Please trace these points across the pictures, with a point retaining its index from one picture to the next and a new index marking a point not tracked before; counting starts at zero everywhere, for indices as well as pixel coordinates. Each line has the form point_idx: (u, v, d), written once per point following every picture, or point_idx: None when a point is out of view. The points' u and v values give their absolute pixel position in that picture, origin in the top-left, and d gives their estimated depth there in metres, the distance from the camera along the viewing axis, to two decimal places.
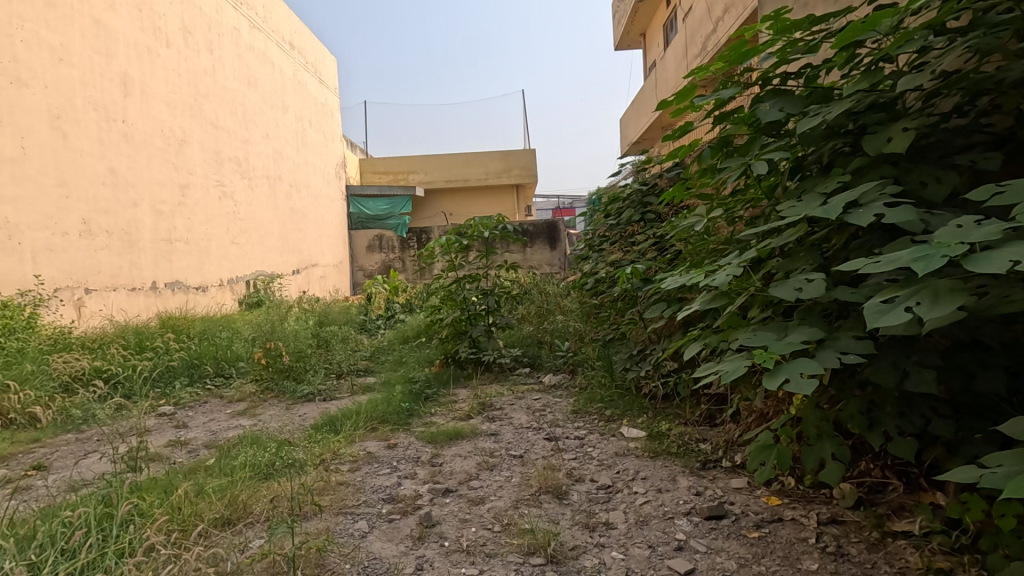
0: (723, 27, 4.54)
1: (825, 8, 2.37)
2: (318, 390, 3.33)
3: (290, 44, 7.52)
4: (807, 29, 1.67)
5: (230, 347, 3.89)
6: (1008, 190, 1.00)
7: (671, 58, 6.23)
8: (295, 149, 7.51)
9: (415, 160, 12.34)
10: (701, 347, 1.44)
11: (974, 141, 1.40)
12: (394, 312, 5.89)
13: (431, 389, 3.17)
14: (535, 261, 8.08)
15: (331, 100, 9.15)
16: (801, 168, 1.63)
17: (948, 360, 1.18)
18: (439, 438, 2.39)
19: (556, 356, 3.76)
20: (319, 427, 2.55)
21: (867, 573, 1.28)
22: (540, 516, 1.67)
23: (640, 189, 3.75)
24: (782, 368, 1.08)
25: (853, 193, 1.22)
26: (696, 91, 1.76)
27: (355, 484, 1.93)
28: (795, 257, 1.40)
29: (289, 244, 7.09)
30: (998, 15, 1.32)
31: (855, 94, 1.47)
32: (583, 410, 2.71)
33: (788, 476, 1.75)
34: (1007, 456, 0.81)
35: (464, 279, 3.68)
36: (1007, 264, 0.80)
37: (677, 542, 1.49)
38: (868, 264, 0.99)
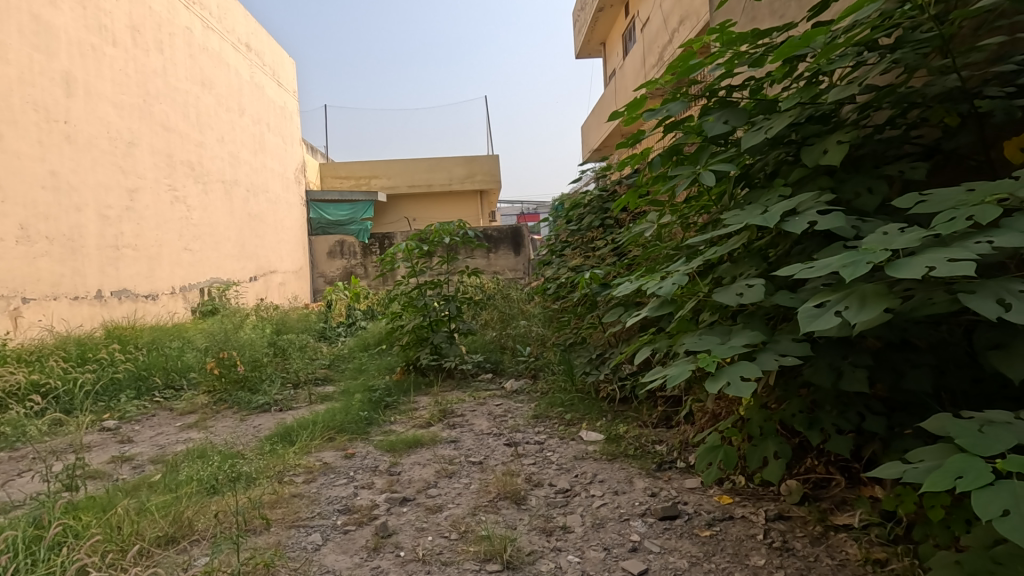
0: (678, 38, 4.67)
1: (772, 22, 2.47)
2: (274, 400, 3.25)
3: (246, 45, 7.34)
4: (753, 42, 1.73)
5: (181, 357, 3.75)
6: (929, 200, 1.06)
7: (630, 66, 6.35)
8: (252, 153, 7.32)
9: (378, 165, 12.20)
10: (652, 351, 1.47)
11: (904, 152, 1.48)
12: (356, 319, 5.80)
13: (391, 397, 3.14)
14: (499, 267, 8.10)
15: (290, 103, 8.97)
16: (747, 177, 1.69)
17: (880, 360, 1.24)
18: (398, 446, 2.36)
19: (517, 361, 3.78)
20: (274, 438, 2.48)
21: (811, 566, 1.33)
22: (498, 522, 1.67)
23: (600, 196, 3.81)
24: (724, 372, 1.12)
25: (792, 201, 1.27)
26: (647, 102, 1.80)
27: (310, 495, 1.89)
28: (738, 264, 1.45)
29: (245, 250, 6.89)
30: (923, 35, 1.40)
31: (795, 107, 1.54)
32: (544, 415, 2.73)
33: (738, 475, 1.81)
34: (927, 452, 0.86)
35: (424, 285, 3.66)
36: (923, 270, 0.86)
37: (632, 543, 1.51)
38: (802, 270, 1.05)
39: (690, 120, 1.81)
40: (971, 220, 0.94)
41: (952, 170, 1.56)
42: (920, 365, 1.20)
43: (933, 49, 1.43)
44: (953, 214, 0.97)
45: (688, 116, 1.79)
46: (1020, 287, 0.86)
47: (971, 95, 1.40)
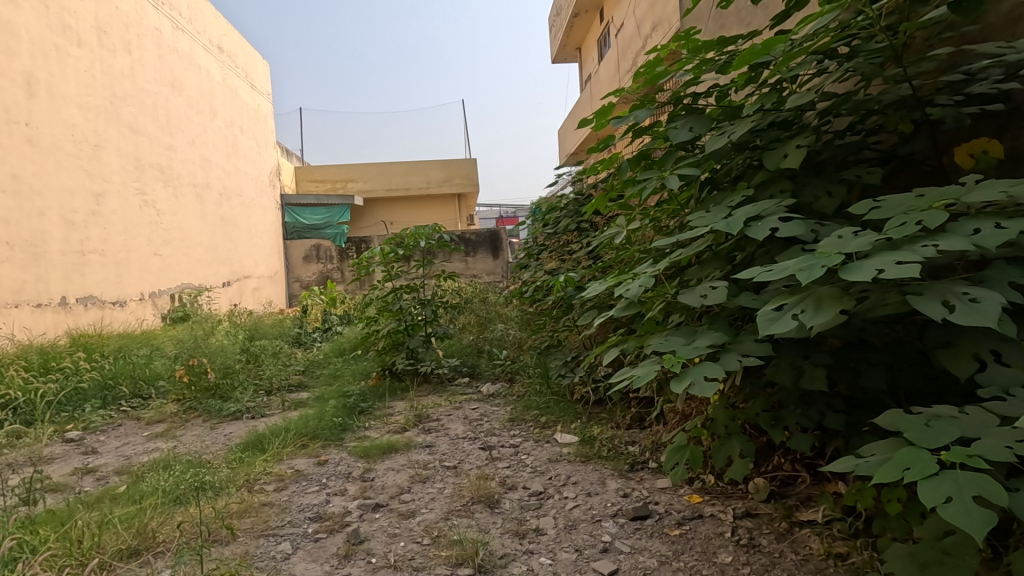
0: (651, 44, 4.74)
1: (740, 30, 2.53)
2: (246, 408, 3.19)
3: (218, 46, 7.22)
4: (718, 49, 1.76)
5: (149, 365, 3.67)
6: (882, 204, 1.10)
7: (605, 71, 6.41)
8: (225, 156, 7.19)
9: (354, 169, 12.10)
10: (620, 353, 1.49)
11: (861, 158, 1.53)
12: (331, 324, 5.74)
13: (366, 403, 3.11)
14: (477, 271, 8.09)
15: (264, 106, 8.84)
16: (713, 181, 1.73)
17: (839, 359, 1.28)
18: (373, 452, 2.35)
19: (494, 364, 3.78)
20: (244, 446, 2.44)
21: (776, 562, 1.36)
22: (471, 526, 1.66)
23: (576, 199, 3.85)
24: (688, 372, 1.14)
25: (754, 206, 1.30)
26: (615, 108, 1.83)
27: (280, 504, 1.87)
28: (704, 266, 1.48)
29: (218, 255, 6.76)
30: (877, 44, 1.45)
31: (758, 114, 1.58)
32: (520, 418, 2.73)
33: (708, 474, 1.84)
34: (879, 446, 0.89)
35: (400, 289, 3.63)
36: (873, 273, 0.89)
37: (603, 544, 1.52)
38: (762, 272, 1.08)
39: (657, 126, 1.84)
40: (920, 224, 0.98)
41: (907, 175, 1.61)
42: (876, 364, 1.24)
43: (887, 58, 1.48)
44: (904, 219, 1.01)
45: (656, 122, 1.82)
46: (964, 288, 0.90)
47: (923, 103, 1.46)
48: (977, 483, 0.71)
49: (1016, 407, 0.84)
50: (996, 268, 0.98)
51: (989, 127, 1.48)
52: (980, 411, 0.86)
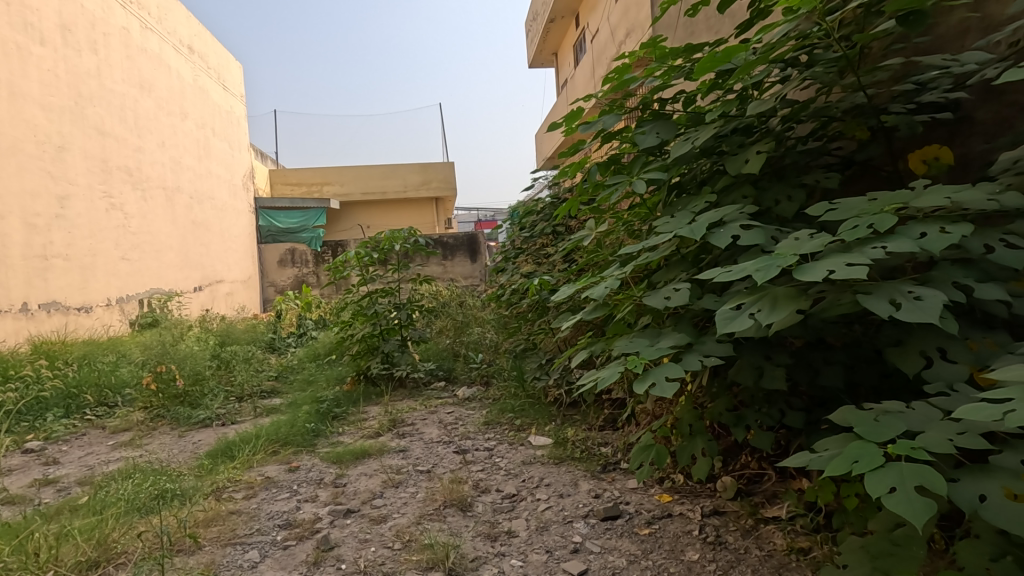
0: (625, 50, 4.80)
1: (709, 38, 2.59)
2: (217, 415, 3.14)
3: (189, 47, 7.09)
4: (684, 57, 1.80)
5: (115, 372, 3.58)
6: (837, 208, 1.14)
7: (580, 75, 6.47)
8: (196, 158, 7.04)
9: (331, 172, 11.98)
10: (588, 354, 1.51)
11: (821, 163, 1.58)
12: (306, 329, 5.67)
13: (340, 408, 3.07)
14: (455, 274, 8.07)
15: (237, 108, 8.69)
16: (679, 186, 1.76)
17: (799, 358, 1.31)
18: (345, 457, 2.32)
19: (470, 368, 3.78)
20: (213, 454, 2.39)
21: (741, 558, 1.39)
22: (443, 530, 1.66)
23: (552, 203, 3.87)
24: (650, 373, 1.16)
25: (716, 211, 1.33)
26: (583, 115, 1.85)
27: (249, 511, 1.84)
28: (669, 270, 1.50)
29: (189, 259, 6.62)
30: (835, 54, 1.50)
31: (721, 120, 1.61)
32: (495, 421, 2.73)
33: (678, 473, 1.86)
34: (831, 440, 0.92)
35: (375, 294, 3.61)
36: (823, 274, 0.92)
37: (573, 544, 1.54)
38: (721, 274, 1.11)
39: (625, 132, 1.86)
40: (871, 227, 1.02)
41: (865, 180, 1.67)
42: (833, 363, 1.27)
43: (843, 67, 1.53)
44: (856, 222, 1.04)
45: (623, 128, 1.85)
46: (910, 288, 0.93)
47: (878, 111, 1.50)
48: (921, 474, 0.74)
49: (958, 401, 0.88)
50: (942, 269, 1.02)
51: (941, 134, 1.54)
52: (926, 406, 0.90)
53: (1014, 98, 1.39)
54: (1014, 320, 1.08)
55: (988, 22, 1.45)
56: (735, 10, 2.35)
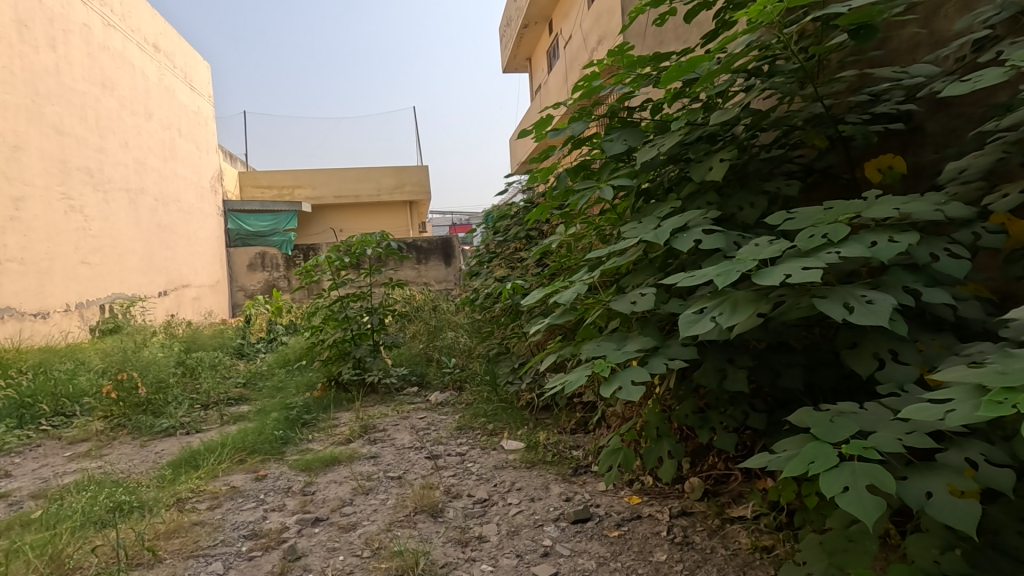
0: (598, 57, 4.85)
1: (677, 47, 2.64)
2: (181, 423, 3.05)
3: (154, 45, 6.90)
4: (652, 65, 1.83)
5: (73, 381, 3.44)
6: (796, 216, 1.17)
7: (554, 81, 6.51)
8: (160, 159, 6.85)
9: (302, 174, 11.80)
10: (557, 358, 1.52)
11: (782, 170, 1.62)
12: (276, 334, 5.56)
13: (310, 414, 3.02)
14: (429, 278, 8.03)
15: (204, 109, 8.50)
16: (647, 192, 1.79)
17: (761, 361, 1.35)
18: (314, 465, 2.29)
19: (443, 372, 3.76)
20: (176, 464, 2.33)
21: (707, 558, 1.41)
22: (413, 536, 1.65)
23: (525, 208, 3.89)
24: (617, 376, 1.18)
25: (681, 217, 1.36)
26: (552, 121, 1.87)
27: (213, 522, 1.79)
28: (637, 274, 1.53)
29: (153, 263, 6.43)
30: (794, 66, 1.55)
31: (686, 128, 1.65)
32: (467, 426, 2.73)
33: (647, 476, 1.89)
34: (790, 441, 0.94)
35: (347, 298, 3.56)
36: (780, 278, 0.95)
37: (544, 548, 1.54)
38: (684, 279, 1.13)
39: (595, 138, 1.89)
40: (825, 236, 1.05)
41: (824, 188, 1.72)
42: (794, 365, 1.31)
43: (802, 78, 1.58)
44: (813, 230, 1.07)
45: (592, 135, 1.87)
46: (862, 292, 0.97)
47: (836, 120, 1.56)
48: (872, 473, 0.76)
49: (907, 401, 0.92)
50: (893, 274, 1.06)
51: (894, 144, 1.60)
52: (878, 406, 0.93)
53: (962, 110, 1.46)
54: (961, 322, 1.13)
55: (936, 37, 1.52)
56: (702, 20, 2.41)
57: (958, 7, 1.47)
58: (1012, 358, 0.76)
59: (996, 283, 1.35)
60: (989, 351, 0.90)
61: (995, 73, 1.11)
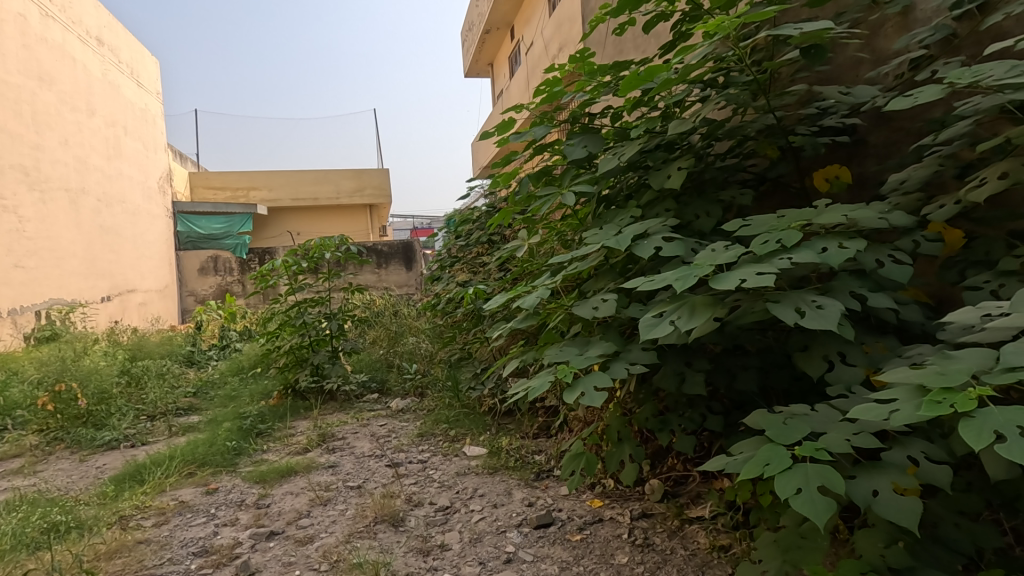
0: (559, 64, 4.90)
1: (636, 56, 2.70)
2: (125, 436, 2.90)
3: (97, 39, 6.57)
4: (612, 74, 1.86)
5: (5, 393, 3.22)
6: (751, 222, 1.21)
7: (516, 87, 6.53)
8: (104, 158, 6.52)
9: (257, 176, 11.47)
10: (520, 363, 1.52)
11: (736, 179, 1.68)
12: (230, 341, 5.37)
13: (265, 424, 2.92)
14: (389, 283, 7.91)
15: (152, 106, 8.14)
16: (608, 199, 1.82)
17: (718, 364, 1.38)
18: (270, 476, 2.21)
19: (404, 378, 3.70)
20: (118, 479, 2.20)
21: (667, 559, 1.43)
22: (373, 547, 1.61)
23: (487, 212, 3.90)
24: (579, 382, 1.18)
25: (641, 223, 1.38)
26: (514, 126, 1.87)
27: (159, 540, 1.71)
28: (598, 279, 1.55)
29: (96, 267, 6.10)
30: (747, 78, 1.60)
31: (644, 136, 1.68)
32: (429, 432, 2.69)
33: (609, 478, 1.91)
34: (746, 444, 0.97)
35: (305, 303, 3.46)
36: (736, 283, 0.98)
37: (507, 555, 1.53)
38: (644, 283, 1.15)
39: (556, 144, 1.90)
40: (779, 242, 1.09)
41: (776, 197, 1.79)
42: (749, 367, 1.35)
43: (755, 90, 1.64)
44: (767, 236, 1.11)
45: (553, 140, 1.89)
46: (813, 297, 1.01)
47: (786, 132, 1.62)
48: (823, 474, 0.79)
49: (855, 401, 0.96)
50: (841, 279, 1.11)
51: (841, 155, 1.68)
52: (828, 407, 0.97)
53: (901, 124, 1.54)
54: (902, 325, 1.19)
55: (878, 56, 1.61)
56: (660, 31, 2.47)
57: (897, 27, 1.56)
58: (949, 359, 0.80)
59: (933, 288, 1.43)
60: (928, 352, 0.96)
61: (934, 88, 1.17)
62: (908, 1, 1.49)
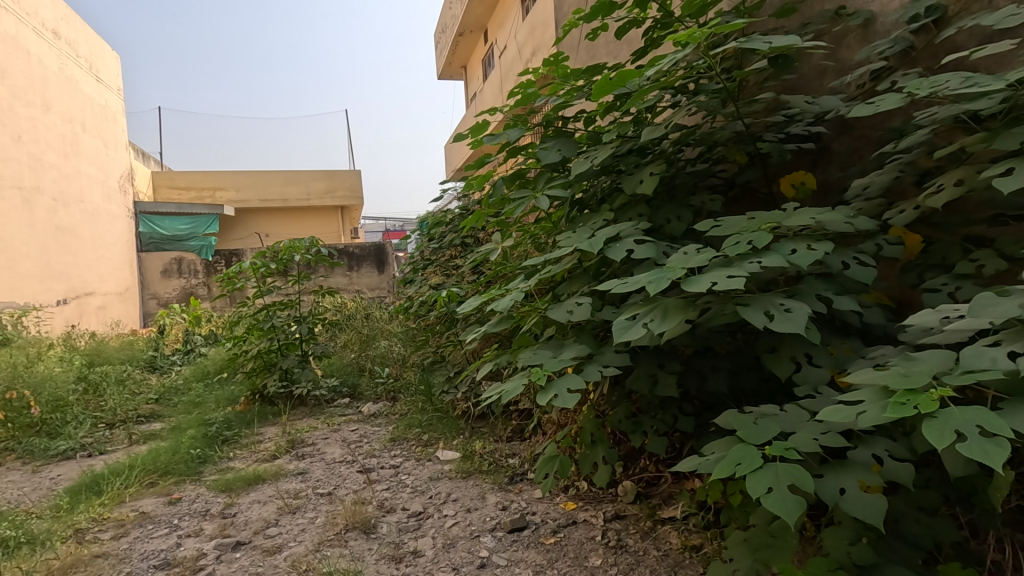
0: (532, 68, 4.94)
1: (609, 61, 2.74)
2: (82, 445, 2.78)
3: (54, 32, 6.32)
4: (585, 78, 1.87)
5: None
6: (722, 225, 1.23)
7: (489, 90, 6.56)
8: (61, 156, 6.26)
9: (224, 176, 11.20)
10: (493, 366, 1.51)
11: (706, 183, 1.71)
12: (194, 345, 5.22)
13: (231, 430, 2.84)
14: (361, 285, 7.81)
15: (112, 102, 7.86)
16: (581, 202, 1.83)
17: (690, 366, 1.40)
18: (236, 485, 2.14)
19: (376, 383, 3.64)
20: (74, 490, 2.11)
21: (640, 560, 1.44)
22: (343, 556, 1.58)
23: (461, 215, 3.88)
24: (553, 385, 1.18)
25: (614, 226, 1.38)
26: (488, 128, 1.86)
27: (118, 553, 1.64)
28: (572, 282, 1.55)
29: (52, 269, 5.86)
30: (717, 85, 1.63)
31: (617, 140, 1.69)
32: (402, 437, 2.66)
33: (582, 481, 1.91)
34: (717, 444, 0.98)
35: (273, 306, 3.38)
36: (707, 285, 0.99)
37: (480, 560, 1.52)
38: (618, 286, 1.15)
39: (530, 147, 1.90)
40: (750, 243, 1.11)
41: (744, 202, 1.83)
42: (719, 369, 1.37)
43: (725, 97, 1.67)
44: (737, 239, 1.13)
45: (527, 143, 1.89)
46: (782, 300, 1.03)
47: (754, 138, 1.65)
48: (793, 473, 0.81)
49: (823, 401, 0.98)
50: (809, 282, 1.14)
51: (806, 161, 1.72)
52: (797, 407, 0.99)
53: (863, 132, 1.59)
54: (865, 328, 1.22)
55: (841, 66, 1.66)
56: (631, 37, 2.51)
57: (858, 39, 1.61)
58: (913, 360, 0.83)
59: (893, 290, 1.47)
60: (891, 353, 0.99)
61: (894, 97, 1.22)
62: (869, 13, 1.54)
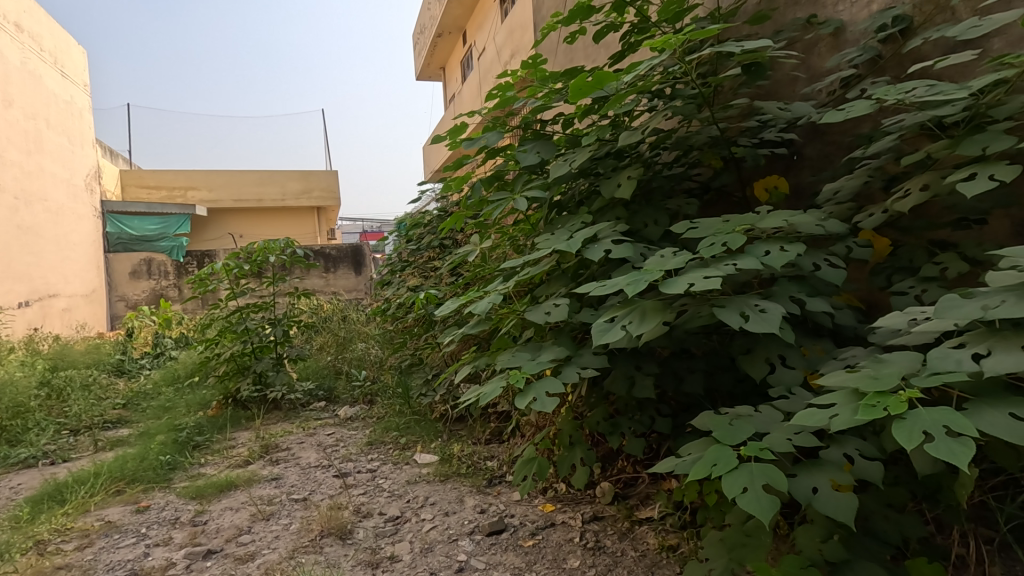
0: (510, 69, 4.95)
1: (587, 65, 2.76)
2: (44, 452, 2.68)
3: (15, 24, 6.10)
4: (564, 81, 1.88)
5: None
6: (698, 227, 1.24)
7: (467, 90, 6.56)
8: (23, 152, 6.04)
9: (196, 176, 10.95)
10: (471, 369, 1.49)
11: (682, 187, 1.73)
12: (164, 348, 5.08)
13: (202, 436, 2.77)
14: (338, 287, 7.71)
15: (78, 98, 7.62)
16: (559, 205, 1.83)
17: (666, 367, 1.42)
18: (207, 491, 2.09)
19: (352, 386, 3.59)
20: (35, 500, 2.03)
21: (618, 561, 1.45)
22: (319, 562, 1.55)
23: (439, 216, 3.86)
24: (531, 388, 1.18)
25: (592, 228, 1.39)
26: (466, 130, 1.85)
27: (82, 565, 1.59)
28: (550, 284, 1.55)
29: (13, 270, 5.65)
30: (693, 90, 1.65)
31: (595, 144, 1.70)
32: (379, 441, 2.62)
33: (560, 483, 1.92)
34: (694, 445, 0.99)
35: (247, 309, 3.31)
36: (684, 287, 1.00)
37: (458, 563, 1.51)
38: (596, 288, 1.16)
39: (508, 149, 1.90)
40: (726, 245, 1.12)
41: (719, 205, 1.86)
42: (695, 370, 1.39)
43: (700, 102, 1.70)
44: (713, 240, 1.14)
45: (506, 145, 1.88)
46: (756, 301, 1.05)
47: (729, 143, 1.68)
48: (767, 473, 0.82)
49: (796, 402, 1.00)
50: (782, 284, 1.16)
51: (779, 166, 1.76)
52: (770, 408, 1.00)
53: (834, 138, 1.62)
54: (836, 329, 1.25)
55: (812, 73, 1.70)
56: (609, 41, 2.53)
57: (829, 47, 1.65)
58: (881, 362, 0.85)
59: (863, 292, 1.51)
60: (861, 355, 1.01)
61: (863, 104, 1.25)
62: (840, 22, 1.58)
